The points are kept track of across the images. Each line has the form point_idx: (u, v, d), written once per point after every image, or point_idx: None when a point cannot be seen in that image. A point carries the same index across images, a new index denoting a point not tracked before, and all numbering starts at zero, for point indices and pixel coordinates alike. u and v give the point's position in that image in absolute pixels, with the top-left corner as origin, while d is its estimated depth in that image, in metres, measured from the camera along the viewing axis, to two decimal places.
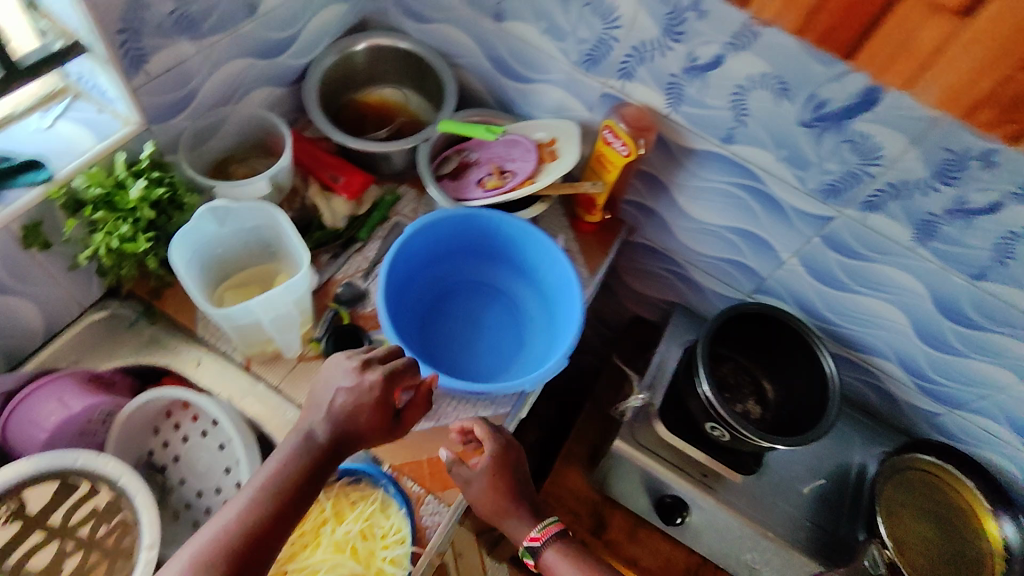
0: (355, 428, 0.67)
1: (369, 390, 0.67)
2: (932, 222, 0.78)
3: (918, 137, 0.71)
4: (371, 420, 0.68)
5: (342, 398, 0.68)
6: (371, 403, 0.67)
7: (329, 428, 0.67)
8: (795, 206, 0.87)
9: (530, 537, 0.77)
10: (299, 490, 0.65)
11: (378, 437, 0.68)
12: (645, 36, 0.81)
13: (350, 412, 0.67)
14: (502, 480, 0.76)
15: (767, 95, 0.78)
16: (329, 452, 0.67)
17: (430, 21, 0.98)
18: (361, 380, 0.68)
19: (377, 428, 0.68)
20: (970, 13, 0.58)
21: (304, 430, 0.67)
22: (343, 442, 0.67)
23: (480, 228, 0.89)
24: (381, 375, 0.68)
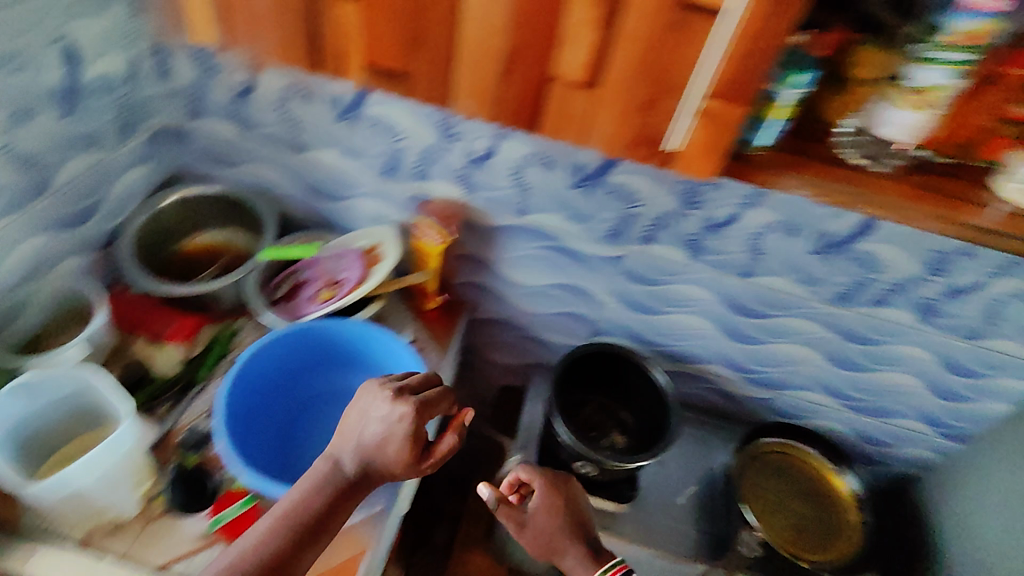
0: (384, 457, 0.73)
1: (401, 419, 0.74)
2: (695, 240, 0.95)
3: (659, 177, 0.88)
4: (399, 449, 0.73)
5: (374, 429, 0.74)
6: (405, 433, 0.73)
7: (360, 456, 0.73)
8: (593, 253, 1.01)
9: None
10: (323, 515, 0.70)
11: (405, 466, 0.73)
12: (428, 141, 0.93)
13: (382, 443, 0.73)
14: (554, 517, 0.84)
15: (538, 169, 0.92)
16: (351, 482, 0.72)
17: (237, 164, 1.05)
18: (394, 409, 0.74)
19: (406, 458, 0.73)
20: (595, 80, 0.48)
21: (333, 460, 0.73)
22: (366, 471, 0.73)
23: (320, 338, 0.93)
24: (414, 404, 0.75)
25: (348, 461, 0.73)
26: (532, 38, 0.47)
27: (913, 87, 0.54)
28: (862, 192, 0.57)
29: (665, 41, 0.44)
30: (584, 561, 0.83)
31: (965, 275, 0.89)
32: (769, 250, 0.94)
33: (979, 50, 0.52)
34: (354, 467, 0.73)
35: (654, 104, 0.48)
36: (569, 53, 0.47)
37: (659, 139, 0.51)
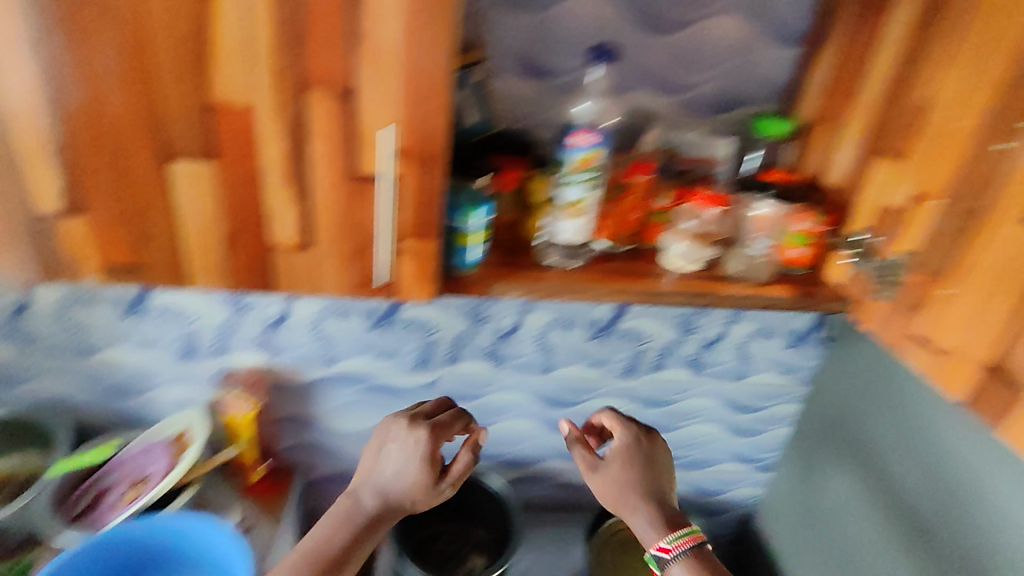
0: (406, 482, 0.72)
1: (414, 447, 0.73)
2: (493, 350, 1.06)
3: (442, 304, 1.00)
4: (418, 473, 0.72)
5: (392, 460, 0.73)
6: (420, 457, 0.72)
7: (384, 488, 0.72)
8: (409, 384, 1.07)
9: (657, 545, 0.71)
10: (343, 557, 0.68)
11: (425, 496, 0.72)
12: (221, 318, 0.97)
13: (399, 473, 0.72)
14: (649, 467, 0.76)
15: (335, 320, 0.99)
16: (374, 517, 0.71)
17: (18, 383, 1.00)
18: (406, 436, 0.74)
19: (426, 484, 0.72)
20: (308, 242, 0.58)
21: (356, 501, 0.72)
22: (387, 505, 0.72)
23: (128, 544, 0.87)
24: (425, 427, 0.74)
25: (368, 499, 0.72)
26: (244, 219, 0.56)
27: (563, 203, 0.67)
28: (556, 283, 0.69)
29: (355, 206, 0.56)
30: (653, 524, 0.72)
31: (709, 328, 1.08)
32: (555, 346, 1.08)
33: (597, 172, 0.65)
34: (374, 504, 0.71)
35: (364, 252, 0.59)
36: (278, 225, 0.57)
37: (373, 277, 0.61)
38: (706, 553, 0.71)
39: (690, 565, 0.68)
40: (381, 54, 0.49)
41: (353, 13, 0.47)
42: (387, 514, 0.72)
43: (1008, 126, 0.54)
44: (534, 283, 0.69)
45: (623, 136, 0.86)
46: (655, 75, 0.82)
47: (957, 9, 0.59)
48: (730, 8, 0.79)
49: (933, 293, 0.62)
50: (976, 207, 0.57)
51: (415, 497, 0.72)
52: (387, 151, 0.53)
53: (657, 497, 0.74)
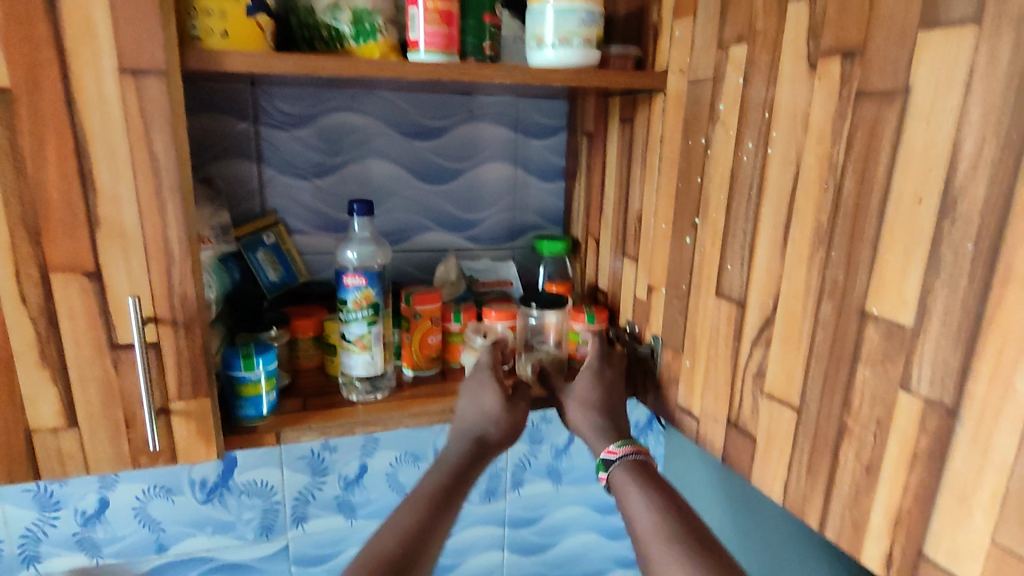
0: (484, 418, 0.71)
1: (477, 383, 0.74)
2: (343, 500, 1.04)
3: (280, 461, 0.99)
4: (494, 404, 0.72)
5: (471, 400, 0.73)
6: (492, 386, 0.72)
7: (473, 425, 0.71)
8: (255, 557, 1.02)
9: (606, 449, 0.68)
10: (447, 494, 0.67)
11: (513, 427, 0.71)
12: (26, 521, 0.90)
13: (480, 409, 0.72)
14: (611, 394, 0.74)
15: (159, 501, 0.95)
16: (467, 456, 0.70)
17: None
18: (472, 378, 0.75)
19: (512, 413, 0.72)
20: (73, 419, 0.58)
21: (452, 443, 0.72)
22: (475, 445, 0.71)
23: None
24: (489, 368, 0.74)
25: (459, 443, 0.71)
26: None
27: (351, 338, 0.72)
28: (354, 416, 0.71)
29: (120, 375, 0.58)
30: (603, 436, 0.70)
31: (556, 435, 1.13)
32: (408, 482, 1.07)
33: (376, 308, 0.72)
34: (465, 448, 0.70)
35: (135, 418, 0.59)
36: (37, 409, 0.57)
37: (143, 444, 0.60)
38: (652, 468, 0.66)
39: (629, 468, 0.65)
40: (122, 235, 0.54)
41: (88, 205, 0.53)
42: (480, 451, 0.71)
43: (687, 222, 0.67)
44: (333, 422, 0.70)
45: (426, 270, 0.94)
46: (444, 216, 0.94)
47: (640, 139, 0.76)
48: (494, 155, 0.94)
49: (681, 365, 0.71)
50: (686, 287, 0.68)
51: (496, 429, 0.71)
52: (131, 319, 0.56)
53: (616, 419, 0.72)
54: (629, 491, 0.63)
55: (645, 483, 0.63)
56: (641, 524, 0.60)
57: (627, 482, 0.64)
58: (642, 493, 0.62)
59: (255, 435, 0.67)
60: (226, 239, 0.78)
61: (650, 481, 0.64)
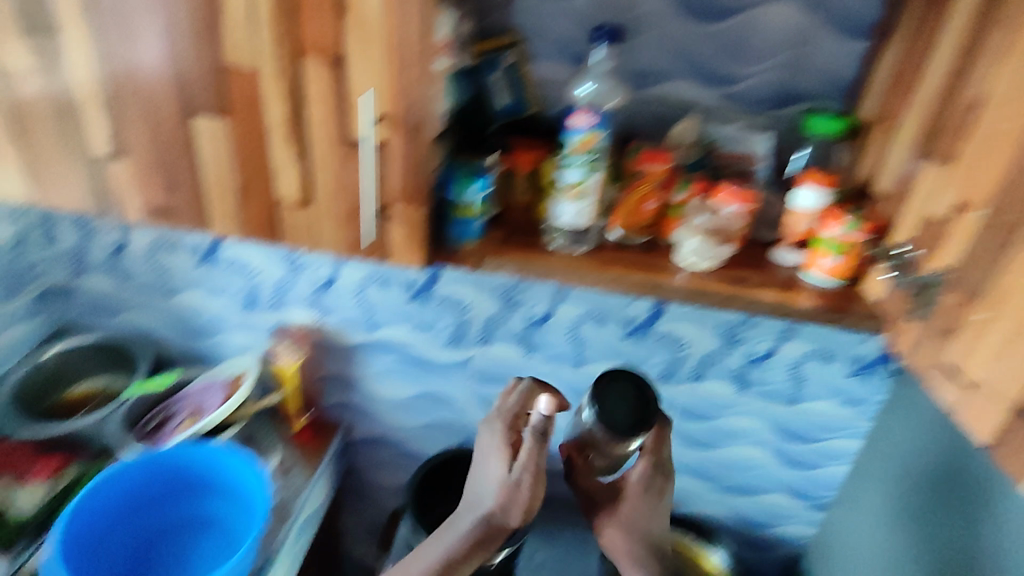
0: (483, 504, 0.74)
1: (490, 438, 0.77)
2: (525, 336, 1.07)
3: (475, 284, 1.03)
4: (499, 475, 0.74)
5: (479, 473, 0.76)
6: (498, 452, 0.75)
7: (478, 508, 0.74)
8: (442, 360, 1.12)
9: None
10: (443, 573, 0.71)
11: (525, 507, 0.72)
12: (278, 275, 1.08)
13: (485, 483, 0.75)
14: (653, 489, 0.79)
15: (374, 289, 1.07)
16: (477, 533, 0.73)
17: (119, 313, 1.17)
18: (487, 437, 0.77)
19: (501, 500, 0.73)
20: (308, 199, 0.63)
21: (458, 520, 0.74)
22: (481, 528, 0.73)
23: (170, 466, 0.95)
24: (499, 433, 0.76)
25: (463, 522, 0.74)
26: (253, 173, 0.63)
27: (564, 184, 0.69)
28: (550, 264, 0.70)
29: (347, 166, 0.60)
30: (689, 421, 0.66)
31: (757, 342, 1.00)
32: (588, 340, 1.06)
33: (596, 154, 0.67)
34: (471, 524, 0.73)
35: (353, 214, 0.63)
36: (281, 181, 0.63)
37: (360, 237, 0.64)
38: None
39: None
40: (365, 23, 0.53)
41: None
42: (485, 532, 0.73)
43: None
44: (529, 263, 0.70)
45: (658, 127, 0.83)
46: (703, 66, 0.78)
47: None
48: None
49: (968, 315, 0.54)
50: None
51: (502, 510, 0.73)
52: (365, 113, 0.57)
53: None
54: None
55: None
56: None
57: None
58: None
59: (456, 255, 0.70)
60: (463, 50, 0.73)
61: None
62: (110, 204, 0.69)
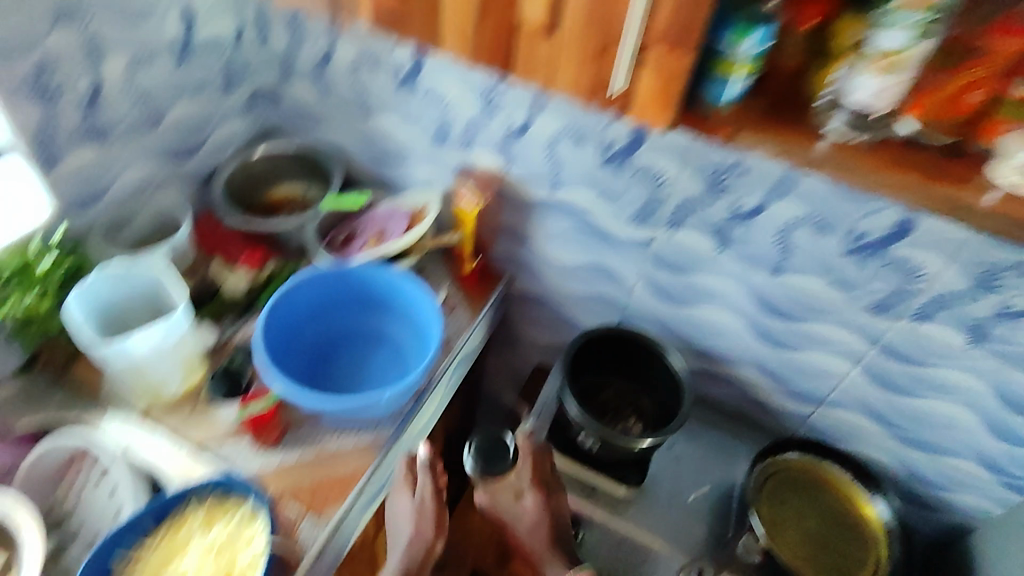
0: (403, 535, 0.88)
1: (399, 490, 0.91)
2: (723, 229, 0.95)
3: (683, 159, 0.90)
4: (408, 510, 0.89)
5: (399, 514, 0.90)
6: (402, 489, 0.91)
7: (401, 543, 0.89)
8: (622, 234, 1.03)
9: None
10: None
11: (430, 521, 0.88)
12: (472, 111, 1.02)
13: (401, 515, 0.90)
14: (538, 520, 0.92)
15: (568, 145, 0.97)
16: (408, 551, 0.87)
17: (319, 124, 1.19)
18: (399, 493, 0.91)
19: (421, 527, 0.88)
20: (553, 29, 0.59)
21: (397, 540, 0.90)
22: (412, 561, 0.87)
23: (357, 278, 1.01)
24: (405, 488, 0.90)
25: (393, 559, 0.88)
26: None
27: (878, 52, 0.59)
28: (831, 159, 0.62)
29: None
30: None
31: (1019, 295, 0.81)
32: (799, 247, 0.91)
33: (937, 14, 0.55)
34: (404, 541, 0.88)
35: (598, 53, 0.58)
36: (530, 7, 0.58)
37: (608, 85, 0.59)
38: None
39: None
40: None
41: None
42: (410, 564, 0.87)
43: None
44: (794, 158, 0.63)
45: None
46: None
47: None
48: None
49: None
50: None
51: (421, 537, 0.88)
52: None
53: None
54: None
55: None
56: None
57: None
58: None
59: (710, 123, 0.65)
60: None
61: None
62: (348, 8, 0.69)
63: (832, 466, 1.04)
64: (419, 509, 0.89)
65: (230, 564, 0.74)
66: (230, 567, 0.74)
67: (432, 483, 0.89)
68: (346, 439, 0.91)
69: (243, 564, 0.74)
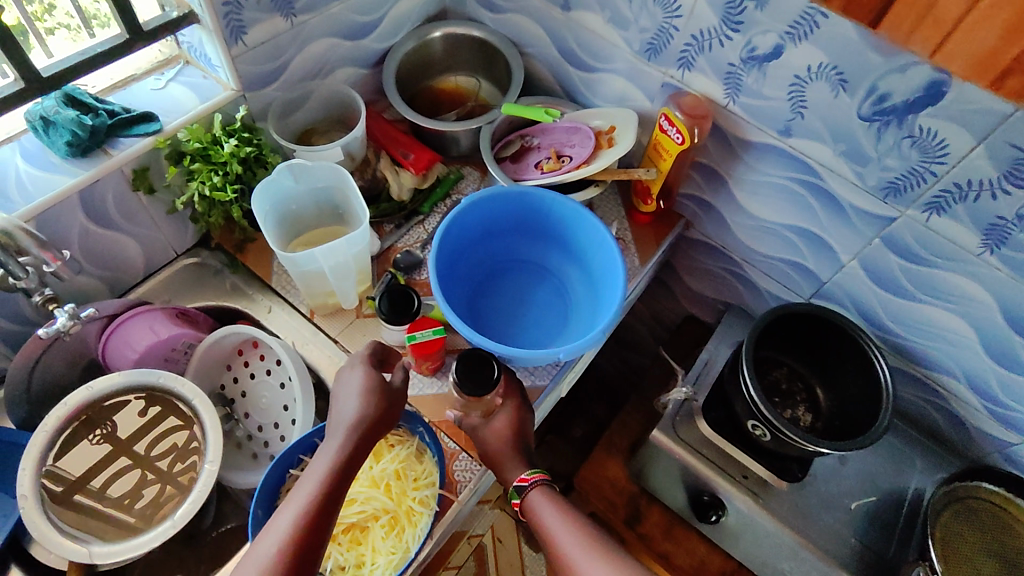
0: (348, 415, 0.69)
1: (353, 371, 0.73)
2: (1001, 227, 0.75)
3: (985, 135, 0.70)
4: (363, 383, 0.72)
5: (342, 396, 0.72)
6: (357, 364, 0.74)
7: (346, 420, 0.68)
8: (853, 203, 0.86)
9: (518, 477, 0.75)
10: (346, 468, 0.65)
11: (388, 392, 0.72)
12: (705, 24, 0.83)
13: (347, 392, 0.71)
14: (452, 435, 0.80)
15: (826, 88, 0.78)
16: (355, 432, 0.68)
17: (504, 10, 1.03)
18: (349, 373, 0.73)
19: (379, 408, 0.70)
20: None
21: (335, 428, 0.69)
22: (363, 435, 0.68)
23: (533, 206, 0.90)
24: (362, 366, 0.74)
25: (334, 440, 0.67)
26: None
27: None
28: None
29: None
30: None
31: None
32: None
33: None
34: (351, 421, 0.68)
35: None
36: None
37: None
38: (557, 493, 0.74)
39: (547, 496, 0.73)
40: None
41: None
42: (359, 434, 0.68)
43: None
44: None
45: None
46: None
47: None
48: None
49: None
50: None
51: (371, 404, 0.70)
52: None
53: None
54: (550, 522, 0.70)
55: (562, 515, 0.71)
56: (573, 547, 0.67)
57: (542, 509, 0.72)
58: (564, 528, 0.69)
59: None
60: None
61: (565, 510, 0.71)
62: None
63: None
64: (374, 378, 0.72)
65: (400, 497, 0.74)
66: (399, 500, 0.74)
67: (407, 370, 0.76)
68: None
69: (411, 500, 0.73)
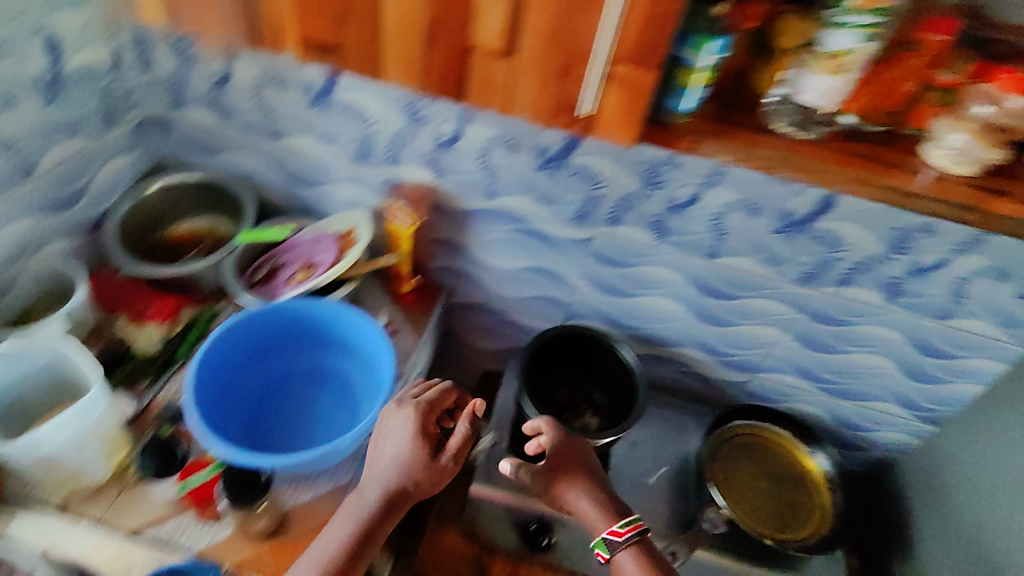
0: (382, 479, 0.75)
1: (402, 425, 0.78)
2: (661, 221, 0.96)
3: (620, 158, 0.90)
4: (409, 450, 0.76)
5: (385, 448, 0.77)
6: (409, 430, 0.77)
7: (380, 485, 0.75)
8: (561, 235, 1.03)
9: (612, 532, 0.80)
10: (370, 532, 0.73)
11: (428, 457, 0.76)
12: (395, 127, 0.96)
13: (389, 454, 0.76)
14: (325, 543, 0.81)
15: (504, 153, 0.95)
16: (380, 507, 0.74)
17: (218, 151, 1.08)
18: (399, 427, 0.78)
19: (418, 479, 0.75)
20: (512, 51, 0.66)
21: (363, 493, 0.75)
22: (390, 501, 0.74)
23: (291, 318, 0.92)
24: (414, 429, 0.78)
25: (367, 501, 0.74)
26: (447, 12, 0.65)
27: (828, 52, 0.66)
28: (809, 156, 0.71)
29: (549, 44, 0.64)
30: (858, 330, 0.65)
31: (927, 253, 0.89)
32: (732, 230, 0.95)
33: (884, 15, 0.62)
34: (377, 498, 0.74)
35: (559, 79, 0.67)
36: (487, 23, 0.65)
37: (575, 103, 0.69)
38: (647, 541, 0.82)
39: (632, 553, 0.79)
40: None
41: None
42: (389, 504, 0.74)
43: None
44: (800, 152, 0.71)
45: None
46: None
47: None
48: None
49: None
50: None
51: (413, 481, 0.75)
52: None
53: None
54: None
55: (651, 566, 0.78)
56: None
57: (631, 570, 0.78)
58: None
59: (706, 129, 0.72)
60: None
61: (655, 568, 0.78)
62: (263, 27, 0.75)
63: (772, 428, 1.09)
64: (421, 449, 0.76)
65: None
66: None
67: (463, 444, 0.78)
68: (302, 493, 0.82)
69: None
